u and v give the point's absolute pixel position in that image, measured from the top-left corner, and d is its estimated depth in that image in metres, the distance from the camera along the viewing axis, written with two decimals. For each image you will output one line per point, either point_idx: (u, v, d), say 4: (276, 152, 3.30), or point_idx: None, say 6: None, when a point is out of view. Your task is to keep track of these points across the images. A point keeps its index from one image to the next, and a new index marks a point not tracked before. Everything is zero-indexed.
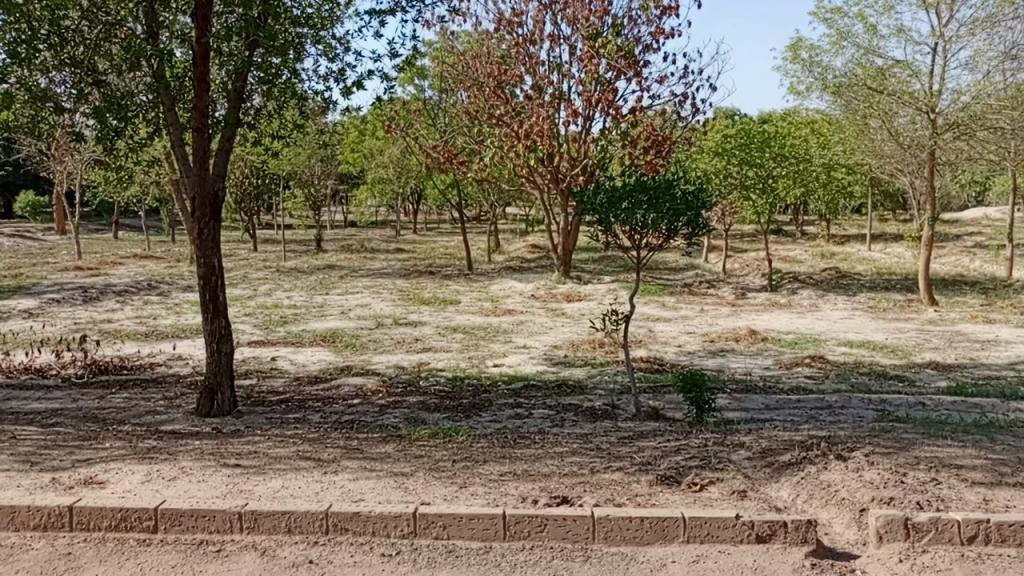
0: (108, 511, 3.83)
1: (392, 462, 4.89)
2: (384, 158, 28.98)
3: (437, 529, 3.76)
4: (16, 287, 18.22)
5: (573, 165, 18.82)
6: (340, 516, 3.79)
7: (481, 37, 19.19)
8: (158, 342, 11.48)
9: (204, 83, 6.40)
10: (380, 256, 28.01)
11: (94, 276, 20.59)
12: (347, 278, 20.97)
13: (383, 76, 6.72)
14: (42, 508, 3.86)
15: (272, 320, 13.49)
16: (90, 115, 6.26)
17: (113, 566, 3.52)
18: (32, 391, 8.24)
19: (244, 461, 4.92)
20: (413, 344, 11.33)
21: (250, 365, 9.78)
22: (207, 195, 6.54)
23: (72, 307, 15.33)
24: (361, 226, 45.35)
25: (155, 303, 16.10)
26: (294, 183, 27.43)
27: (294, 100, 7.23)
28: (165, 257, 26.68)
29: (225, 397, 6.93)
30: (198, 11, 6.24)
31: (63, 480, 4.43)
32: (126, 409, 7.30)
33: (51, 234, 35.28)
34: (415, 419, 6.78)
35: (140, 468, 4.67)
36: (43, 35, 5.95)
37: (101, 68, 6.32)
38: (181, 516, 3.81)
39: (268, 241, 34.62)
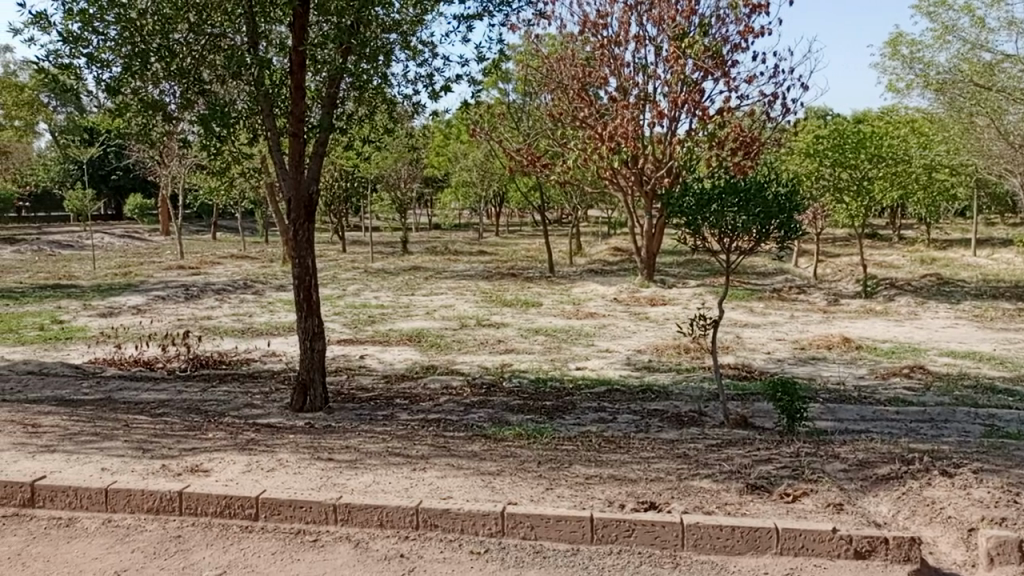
0: (214, 498, 4.03)
1: (479, 461, 4.96)
2: (468, 161, 29.44)
3: (525, 529, 3.79)
4: (126, 284, 19.40)
5: (658, 167, 18.61)
6: (430, 512, 3.87)
7: (566, 40, 19.18)
8: (254, 339, 11.98)
9: (301, 91, 6.70)
10: (464, 258, 28.43)
11: (195, 275, 21.69)
12: (431, 279, 21.34)
13: (471, 79, 6.86)
14: (155, 492, 4.09)
15: (360, 319, 13.87)
16: (194, 122, 6.62)
17: (219, 550, 3.69)
18: (141, 382, 8.78)
19: (337, 456, 5.08)
20: (496, 345, 11.45)
21: (340, 362, 10.11)
22: (302, 199, 6.82)
23: (175, 304, 16.19)
24: (445, 229, 46.20)
25: (251, 302, 16.80)
26: (381, 186, 28.21)
27: (384, 104, 7.45)
28: (260, 257, 27.82)
29: (316, 393, 7.18)
30: (296, 21, 6.55)
31: (171, 468, 4.67)
32: (225, 403, 7.65)
33: (157, 235, 37.40)
34: (499, 420, 6.85)
35: (241, 459, 4.89)
36: (155, 47, 6.30)
37: (207, 78, 6.65)
38: (280, 505, 3.98)
39: (356, 243, 35.67)
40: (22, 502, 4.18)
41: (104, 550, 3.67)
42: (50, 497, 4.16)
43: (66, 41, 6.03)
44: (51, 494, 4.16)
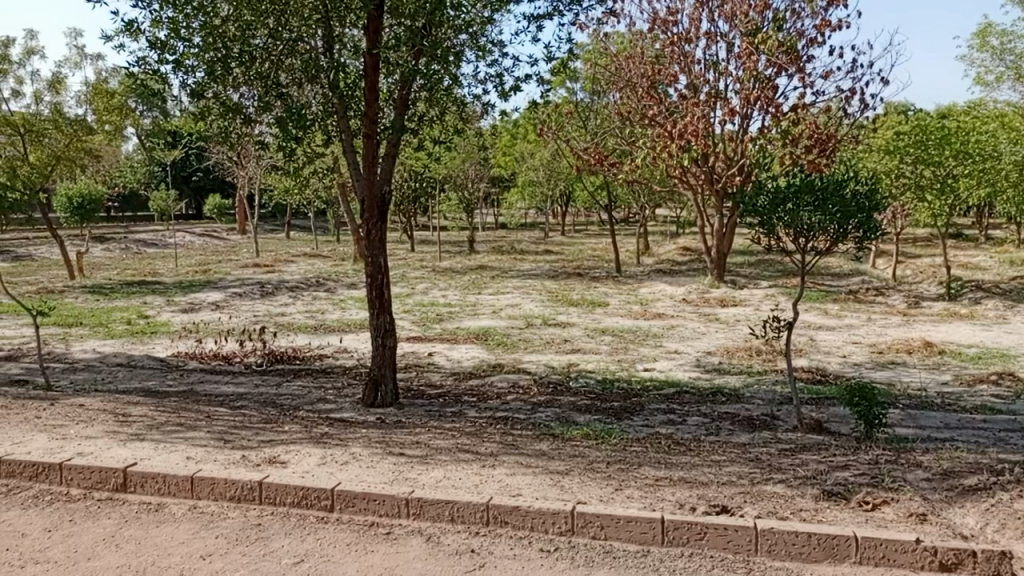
0: (292, 489, 4.17)
1: (547, 460, 4.98)
2: (535, 161, 29.48)
3: (595, 529, 3.78)
4: (206, 282, 20.18)
5: (729, 165, 18.25)
6: (500, 509, 3.91)
7: (635, 38, 19.02)
8: (326, 336, 12.29)
9: (375, 92, 6.83)
10: (530, 257, 28.51)
11: (270, 273, 22.39)
12: (498, 278, 21.47)
13: (540, 79, 6.88)
14: (236, 481, 4.25)
15: (428, 317, 14.08)
16: (272, 124, 6.80)
17: (296, 539, 3.81)
18: (221, 376, 9.13)
19: (408, 451, 5.18)
20: (562, 345, 11.45)
21: (409, 359, 10.29)
22: (375, 198, 6.97)
23: (251, 300, 16.76)
24: (512, 228, 46.40)
25: (323, 299, 17.25)
26: (449, 187, 28.55)
27: (454, 104, 7.54)
28: (331, 256, 28.52)
29: (387, 388, 7.33)
30: (370, 24, 6.67)
31: (251, 458, 4.85)
32: (301, 397, 7.89)
33: (235, 235, 38.75)
34: (566, 419, 6.85)
35: (317, 452, 5.04)
36: (235, 53, 6.54)
37: (284, 81, 6.81)
38: (354, 497, 4.09)
39: (424, 242, 36.19)
40: (114, 487, 4.41)
41: (190, 535, 3.84)
42: (140, 483, 4.37)
43: (154, 48, 6.32)
44: (141, 480, 4.37)
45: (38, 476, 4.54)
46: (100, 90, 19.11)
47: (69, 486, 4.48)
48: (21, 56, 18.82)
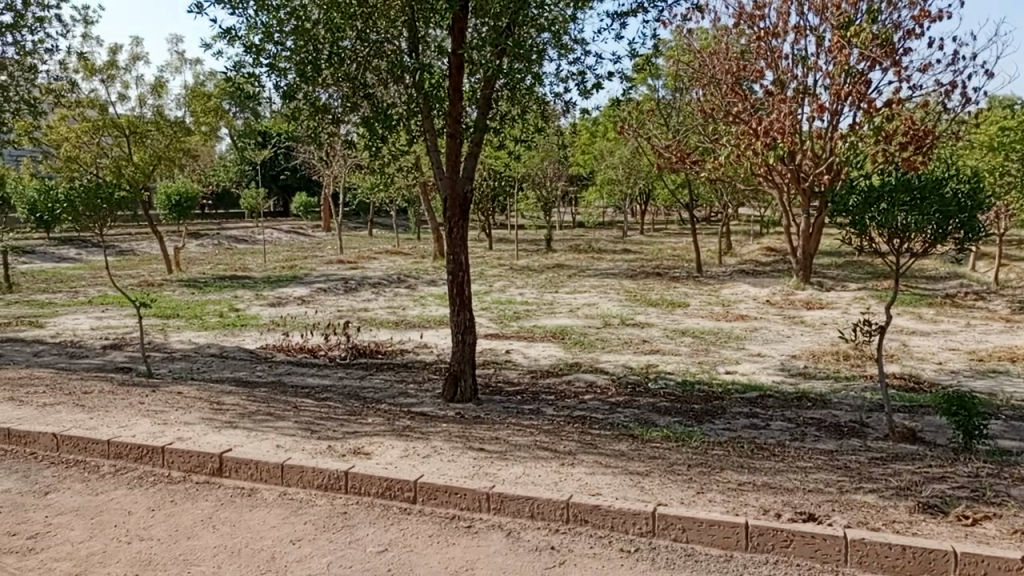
0: (376, 479, 4.28)
1: (627, 460, 4.94)
2: (614, 159, 29.23)
3: (676, 531, 3.74)
4: (293, 277, 20.90)
5: (817, 163, 17.65)
6: (580, 507, 3.91)
7: (720, 33, 18.63)
8: (407, 331, 12.54)
9: (459, 92, 6.96)
10: (608, 256, 28.33)
11: (354, 270, 23.00)
12: (575, 277, 21.42)
13: (622, 76, 6.83)
14: (324, 470, 4.40)
15: (506, 315, 14.18)
16: (359, 123, 7.00)
17: (380, 528, 3.91)
18: (308, 368, 9.46)
19: (488, 446, 5.24)
20: (640, 345, 11.33)
21: (487, 356, 10.38)
22: (458, 197, 7.07)
23: (335, 296, 17.27)
24: (590, 227, 46.18)
25: (404, 296, 17.60)
26: (528, 185, 28.66)
27: (535, 103, 7.56)
28: (412, 253, 29.05)
29: (466, 384, 7.42)
30: (455, 24, 6.78)
31: (337, 449, 5.00)
32: (383, 390, 8.09)
33: (320, 232, 39.97)
34: (645, 421, 6.78)
35: (399, 444, 5.15)
36: (325, 55, 6.74)
37: (371, 82, 7.00)
38: (436, 490, 4.17)
39: (502, 241, 36.43)
40: (211, 471, 4.63)
41: (280, 520, 3.99)
42: (235, 468, 4.57)
43: (249, 51, 6.58)
44: (235, 465, 4.57)
45: (142, 458, 4.81)
46: (197, 93, 20.11)
47: (170, 468, 4.73)
48: (127, 62, 19.95)
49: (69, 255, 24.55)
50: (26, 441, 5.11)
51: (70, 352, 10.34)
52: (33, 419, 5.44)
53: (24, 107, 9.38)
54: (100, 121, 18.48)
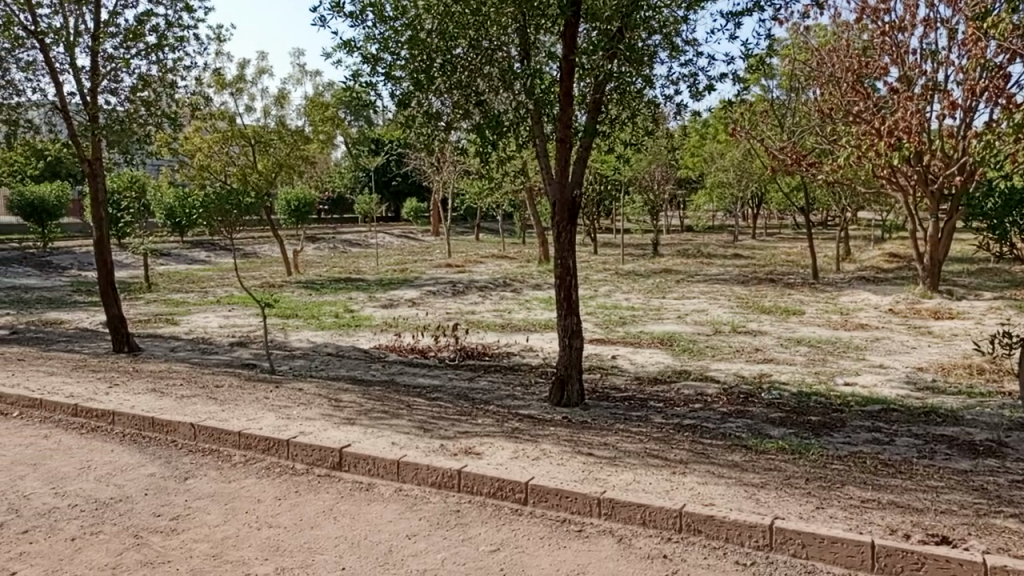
0: (488, 479, 4.36)
1: (741, 471, 4.81)
2: (724, 162, 28.55)
3: (795, 546, 3.62)
4: (404, 280, 21.55)
5: (947, 164, 16.57)
6: (693, 517, 3.85)
7: (841, 29, 17.84)
8: (513, 334, 12.68)
9: (569, 97, 6.96)
10: (717, 261, 27.66)
11: (461, 273, 23.46)
12: (683, 282, 21.02)
13: (735, 77, 6.66)
14: (437, 468, 4.52)
15: (613, 320, 14.08)
16: (470, 130, 7.14)
17: (492, 528, 3.97)
18: (418, 368, 9.74)
19: (597, 451, 5.22)
20: (752, 354, 11.00)
21: (593, 361, 10.36)
22: (566, 202, 7.10)
23: (444, 298, 17.69)
24: (699, 231, 45.25)
25: (510, 299, 17.80)
26: (635, 189, 28.39)
27: (645, 106, 7.44)
28: (518, 257, 29.35)
29: (573, 388, 7.42)
30: (566, 30, 6.81)
31: (449, 447, 5.12)
32: (491, 392, 8.22)
33: (429, 236, 41.03)
34: (758, 431, 6.58)
35: (509, 446, 5.22)
36: (438, 64, 6.93)
37: (482, 89, 7.13)
38: (547, 493, 4.21)
39: (608, 245, 36.24)
40: (332, 464, 4.84)
41: (396, 515, 4.13)
42: (354, 462, 4.77)
43: (367, 61, 6.85)
44: (354, 460, 4.77)
45: (269, 450, 5.09)
46: (317, 104, 21.11)
47: (295, 460, 4.99)
48: (253, 75, 21.14)
49: (200, 257, 26.29)
50: (168, 429, 5.51)
51: (202, 348, 11.07)
52: (174, 409, 5.86)
53: (164, 120, 10.14)
54: (229, 132, 19.74)
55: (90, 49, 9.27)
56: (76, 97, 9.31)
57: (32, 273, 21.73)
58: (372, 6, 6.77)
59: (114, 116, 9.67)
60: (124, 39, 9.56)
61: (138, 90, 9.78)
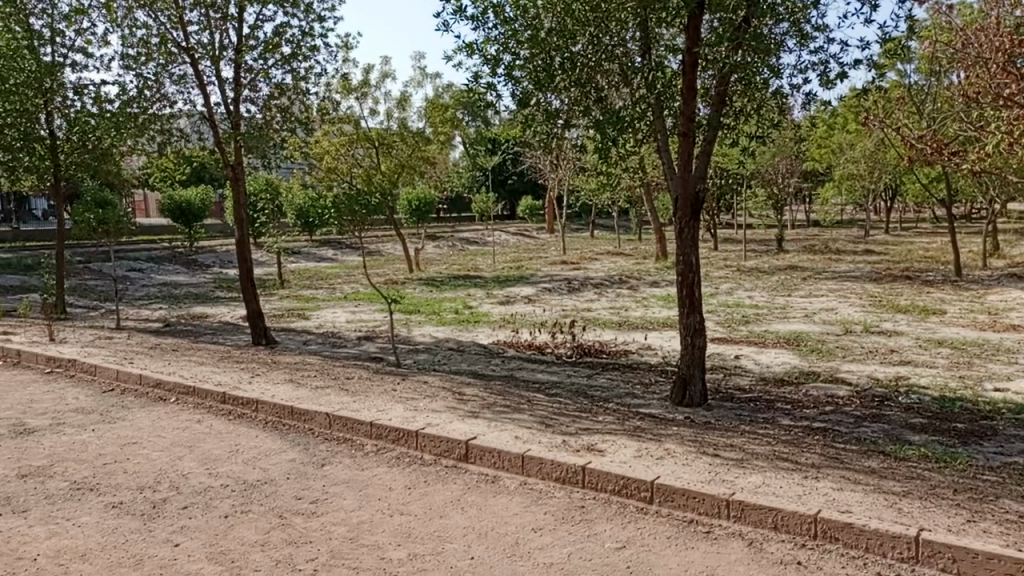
0: (613, 477, 4.36)
1: (880, 478, 4.57)
2: (855, 152, 27.08)
3: (944, 561, 3.40)
4: (521, 277, 21.78)
5: None
6: (830, 524, 3.70)
7: (989, 7, 16.46)
8: (631, 332, 12.56)
9: (692, 89, 6.81)
10: (848, 257, 26.28)
11: (578, 270, 23.46)
12: (810, 280, 20.12)
13: (870, 63, 6.31)
14: (562, 463, 4.56)
15: (734, 318, 13.67)
16: (589, 127, 7.11)
17: (618, 525, 3.97)
18: (537, 364, 9.82)
19: (723, 453, 5.10)
20: (888, 355, 10.39)
21: (715, 360, 10.10)
22: (690, 196, 6.95)
23: (560, 295, 17.75)
24: (827, 226, 43.11)
25: (627, 296, 17.62)
26: (757, 183, 27.43)
27: (771, 98, 7.18)
28: (634, 254, 29.02)
29: (696, 388, 7.25)
30: (690, 22, 6.65)
31: (572, 444, 5.14)
32: (610, 390, 8.18)
33: (544, 234, 41.25)
34: (897, 437, 6.21)
35: (632, 444, 5.18)
36: (558, 62, 6.95)
37: (601, 85, 7.10)
38: (674, 493, 4.15)
39: (728, 241, 35.15)
40: (459, 456, 4.98)
41: (522, 508, 4.20)
42: (480, 455, 4.89)
43: (487, 62, 6.97)
44: (480, 453, 4.88)
45: (399, 440, 5.29)
46: (437, 106, 21.81)
47: (423, 451, 5.16)
48: (377, 80, 21.94)
49: (328, 255, 27.61)
50: (305, 418, 5.83)
51: (333, 342, 11.64)
52: (310, 399, 6.20)
53: (297, 125, 10.72)
54: (355, 135, 20.59)
55: (233, 62, 9.93)
56: (221, 107, 10.00)
57: (181, 270, 23.54)
58: (493, 8, 6.88)
59: (254, 123, 10.30)
60: (262, 51, 10.17)
61: (273, 99, 10.38)
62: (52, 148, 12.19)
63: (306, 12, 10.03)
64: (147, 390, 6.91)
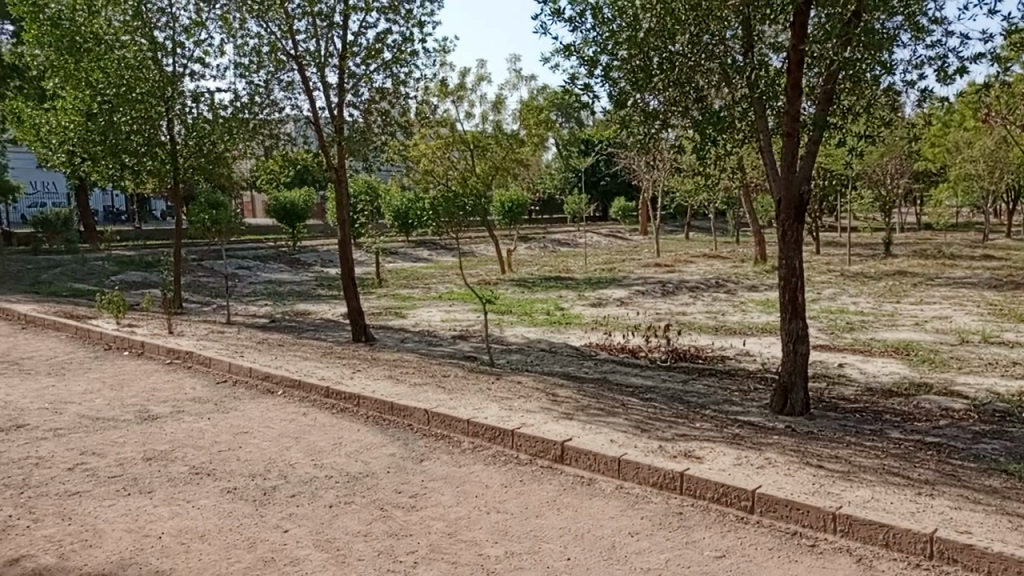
0: (712, 484, 4.28)
1: (1001, 499, 4.29)
2: (973, 151, 25.49)
3: None
4: (613, 279, 21.60)
5: None
6: (947, 544, 3.51)
7: None
8: (728, 337, 12.26)
9: (798, 88, 6.58)
10: (963, 263, 24.75)
11: (672, 273, 23.08)
12: (920, 286, 19.06)
13: (993, 56, 5.94)
14: (659, 469, 4.51)
15: (838, 325, 13.12)
16: (688, 127, 6.97)
17: (717, 533, 3.89)
18: (630, 368, 9.74)
19: (828, 465, 4.91)
20: (1009, 368, 9.72)
21: (817, 368, 9.73)
22: (793, 198, 6.72)
23: (654, 298, 17.51)
24: (940, 229, 40.75)
25: (723, 300, 17.20)
26: (864, 184, 26.24)
27: (882, 95, 6.84)
28: (731, 257, 28.28)
29: (797, 397, 6.99)
30: (797, 17, 6.42)
31: (668, 449, 5.07)
32: (706, 396, 8.01)
33: (637, 235, 40.78)
34: (1020, 455, 5.81)
35: (731, 452, 5.07)
36: (656, 61, 6.85)
37: (701, 85, 6.96)
38: (777, 503, 4.04)
39: (831, 244, 33.74)
40: (554, 457, 5.00)
41: (618, 512, 4.17)
42: (575, 457, 4.90)
43: (584, 64, 6.96)
44: (576, 454, 4.89)
45: (496, 439, 5.36)
46: (531, 108, 22.11)
47: (518, 450, 5.21)
48: (473, 83, 22.26)
49: (423, 255, 28.21)
50: (404, 414, 6.00)
51: (428, 340, 11.89)
52: (408, 396, 6.37)
53: (396, 129, 11.01)
54: (451, 137, 20.94)
55: (338, 68, 10.31)
56: (325, 112, 10.40)
57: (285, 268, 24.61)
58: (591, 10, 6.87)
59: (356, 127, 10.64)
60: (365, 57, 10.50)
61: (374, 102, 10.71)
62: (172, 153, 13.04)
63: (407, 18, 10.30)
64: (257, 382, 7.27)
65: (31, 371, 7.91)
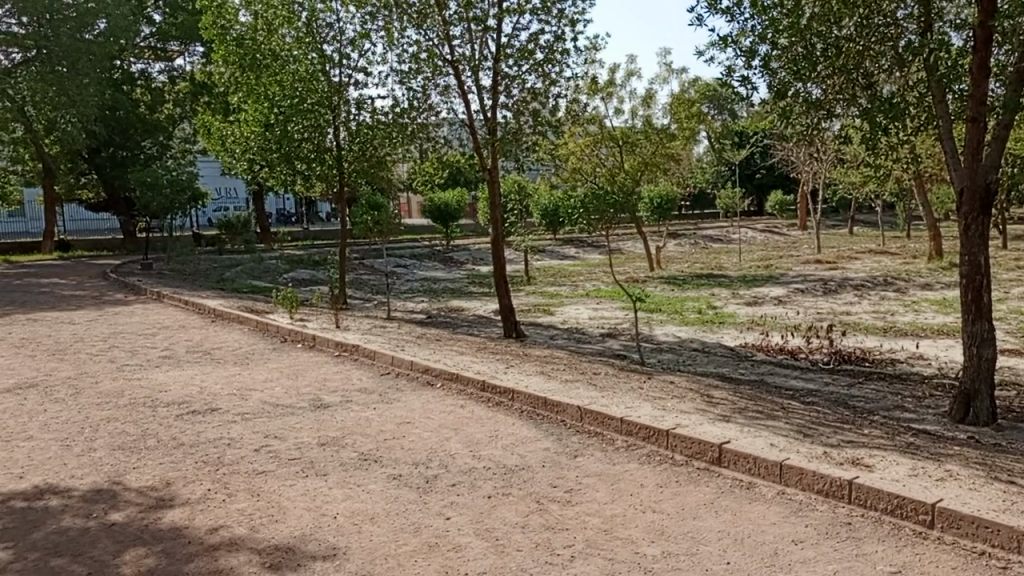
0: (886, 495, 4.02)
1: None
2: None
3: None
4: (769, 276, 20.71)
5: None
6: None
7: None
8: (899, 339, 11.41)
9: (985, 69, 6.03)
10: None
11: (834, 270, 21.79)
12: None
13: None
14: (826, 476, 4.30)
15: None
16: (856, 116, 6.54)
17: (892, 547, 3.65)
18: (790, 370, 9.31)
19: (1021, 481, 4.46)
20: None
21: (1004, 375, 8.84)
22: (978, 189, 6.13)
23: (814, 297, 16.61)
24: None
25: (893, 299, 16.01)
26: None
27: None
28: (901, 253, 26.29)
29: (982, 405, 6.37)
30: None
31: (834, 456, 4.81)
32: (875, 401, 7.51)
33: (795, 230, 38.83)
34: None
35: (906, 461, 4.74)
36: (821, 46, 6.50)
37: (871, 69, 6.55)
38: (961, 519, 3.74)
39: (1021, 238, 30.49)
40: (711, 459, 4.89)
41: (781, 518, 4.02)
42: (733, 460, 4.76)
43: (742, 55, 6.70)
44: (734, 457, 4.76)
45: (650, 438, 5.31)
46: (683, 101, 21.57)
47: (674, 451, 5.14)
48: (623, 78, 22.05)
49: (571, 253, 28.32)
50: (558, 410, 6.07)
51: (577, 338, 11.95)
52: (561, 392, 6.45)
53: (547, 128, 11.12)
54: (600, 134, 20.82)
55: (492, 71, 10.58)
56: (479, 114, 10.72)
57: (439, 266, 25.56)
58: None
59: (508, 128, 10.86)
60: (517, 58, 10.70)
61: (526, 102, 10.88)
62: (337, 158, 13.86)
63: (560, 16, 10.38)
64: (417, 375, 7.62)
65: (221, 360, 8.74)
